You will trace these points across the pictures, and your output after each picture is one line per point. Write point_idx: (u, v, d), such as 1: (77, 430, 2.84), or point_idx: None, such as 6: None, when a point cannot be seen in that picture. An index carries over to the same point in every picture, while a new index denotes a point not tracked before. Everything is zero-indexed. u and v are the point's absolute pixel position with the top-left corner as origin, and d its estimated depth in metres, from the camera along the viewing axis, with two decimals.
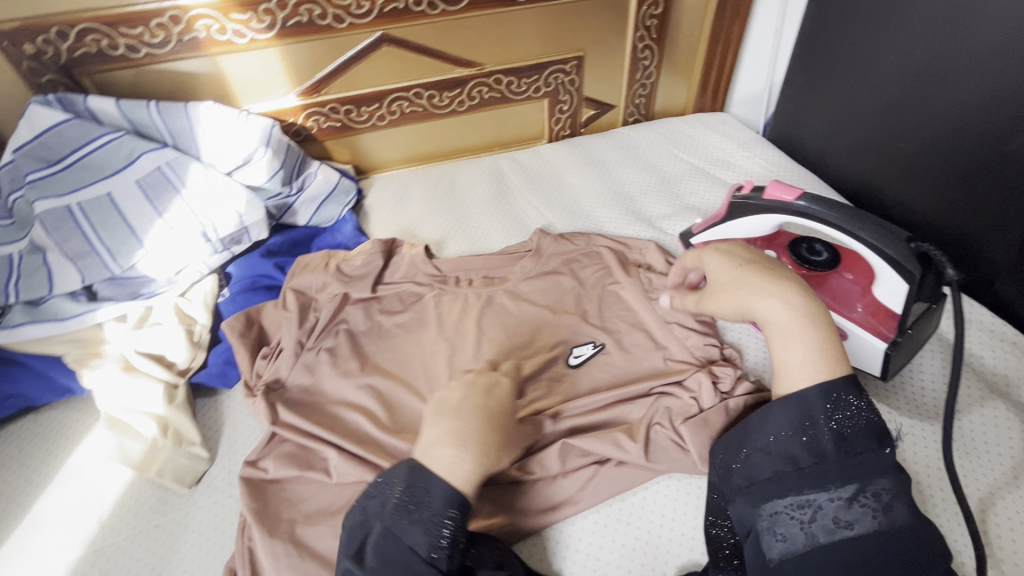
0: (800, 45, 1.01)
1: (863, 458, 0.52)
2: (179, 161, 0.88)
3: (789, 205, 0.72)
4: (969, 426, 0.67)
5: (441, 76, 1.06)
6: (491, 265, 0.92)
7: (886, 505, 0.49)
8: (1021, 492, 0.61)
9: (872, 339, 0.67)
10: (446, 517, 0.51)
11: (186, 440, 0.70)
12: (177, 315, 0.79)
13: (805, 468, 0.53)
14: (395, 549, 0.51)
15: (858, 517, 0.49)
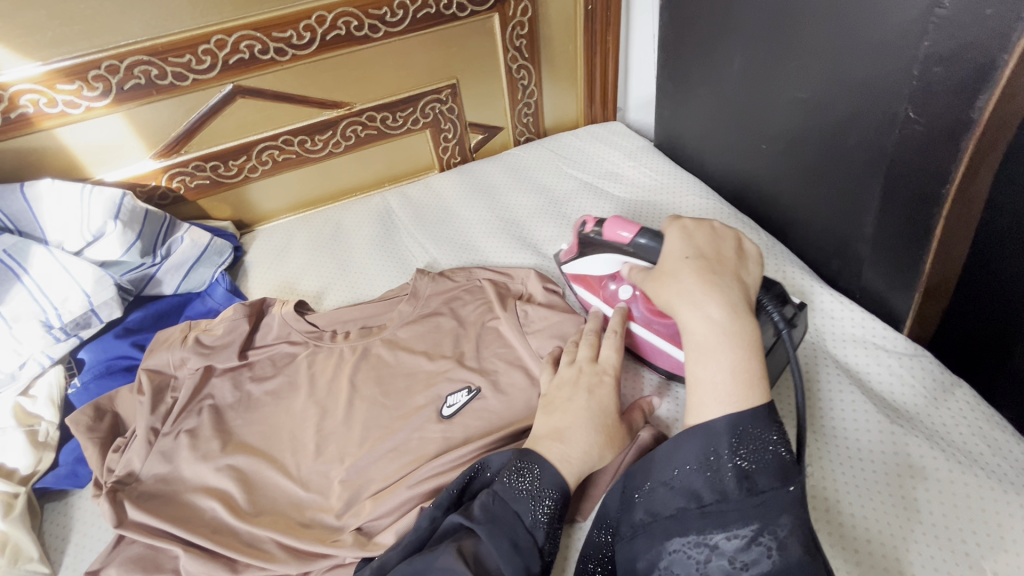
0: (663, 52, 1.00)
1: (766, 495, 0.47)
2: (18, 247, 0.83)
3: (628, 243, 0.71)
4: (837, 428, 0.66)
5: (307, 120, 1.03)
6: (368, 313, 0.87)
7: (780, 544, 0.45)
8: (885, 495, 0.60)
9: None
10: (555, 491, 0.55)
11: (24, 557, 0.64)
12: (16, 417, 0.73)
13: (703, 504, 0.49)
14: (502, 511, 0.54)
15: (758, 557, 0.45)
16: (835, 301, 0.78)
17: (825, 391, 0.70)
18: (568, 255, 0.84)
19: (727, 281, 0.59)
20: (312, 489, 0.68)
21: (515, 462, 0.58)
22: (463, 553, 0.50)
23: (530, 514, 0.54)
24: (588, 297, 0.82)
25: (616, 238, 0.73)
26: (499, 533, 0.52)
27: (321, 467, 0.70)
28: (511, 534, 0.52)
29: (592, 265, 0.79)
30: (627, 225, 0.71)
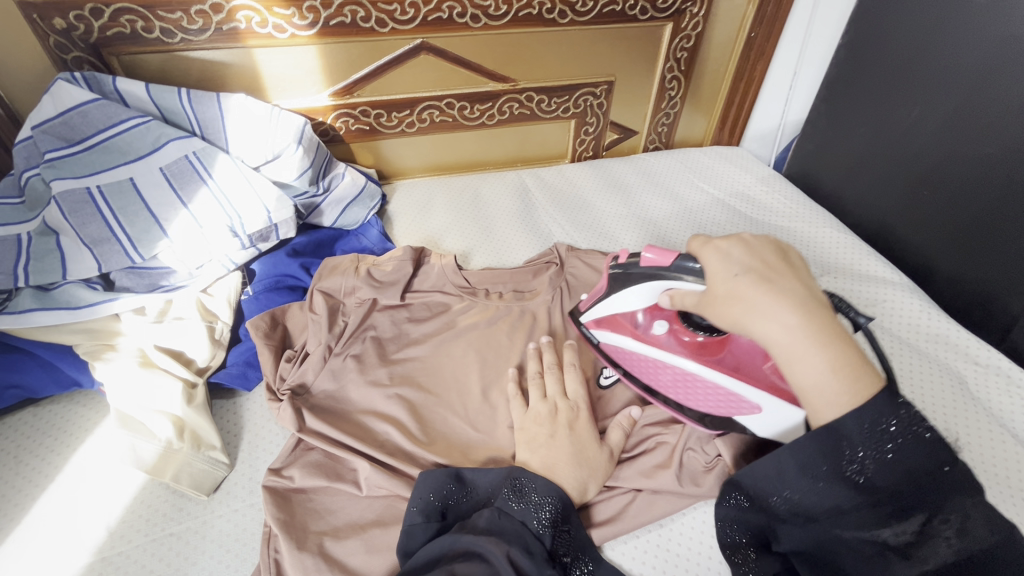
0: (827, 88, 1.06)
1: (923, 482, 0.48)
2: (206, 152, 0.85)
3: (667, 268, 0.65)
4: (936, 418, 0.75)
5: (475, 88, 1.07)
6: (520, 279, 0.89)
7: (956, 529, 0.46)
8: (978, 474, 0.69)
9: (783, 413, 0.60)
10: (555, 498, 0.58)
11: (205, 444, 0.66)
12: (200, 311, 0.76)
13: (856, 505, 0.48)
14: (508, 522, 0.56)
15: (929, 551, 0.46)
16: (981, 350, 0.83)
17: (973, 426, 0.74)
18: (592, 300, 0.78)
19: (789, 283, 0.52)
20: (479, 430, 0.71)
21: (512, 483, 0.59)
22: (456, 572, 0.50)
23: (536, 523, 0.56)
24: (613, 340, 0.75)
25: (657, 265, 0.67)
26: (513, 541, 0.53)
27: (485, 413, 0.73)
28: (522, 537, 0.55)
29: (628, 299, 0.73)
30: (667, 252, 0.66)
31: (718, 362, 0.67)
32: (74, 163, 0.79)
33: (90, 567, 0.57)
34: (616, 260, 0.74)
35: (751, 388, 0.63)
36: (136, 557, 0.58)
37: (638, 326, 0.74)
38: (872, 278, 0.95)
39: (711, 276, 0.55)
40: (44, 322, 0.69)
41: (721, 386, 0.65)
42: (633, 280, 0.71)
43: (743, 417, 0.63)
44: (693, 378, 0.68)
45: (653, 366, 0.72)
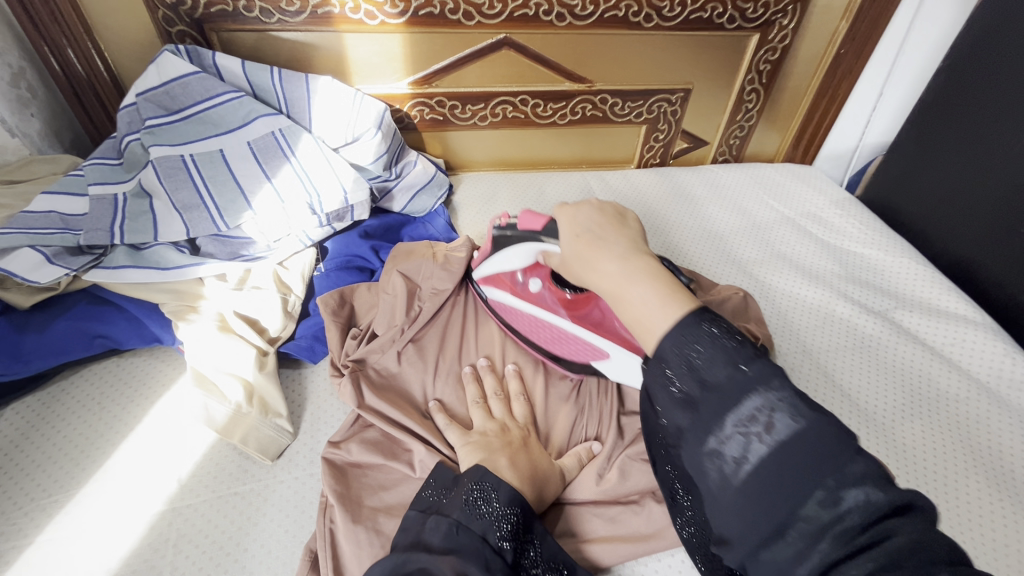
0: (918, 112, 1.01)
1: (722, 387, 0.41)
2: (291, 130, 0.88)
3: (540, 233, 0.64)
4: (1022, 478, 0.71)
5: (551, 86, 1.07)
6: None
7: (767, 424, 0.39)
8: None
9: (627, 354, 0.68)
10: (517, 508, 0.54)
11: (272, 411, 0.69)
12: (276, 283, 0.78)
13: (691, 422, 0.42)
14: (467, 537, 0.51)
15: (752, 450, 0.39)
16: None
17: None
18: (480, 257, 0.77)
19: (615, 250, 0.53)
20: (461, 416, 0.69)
21: (474, 487, 0.55)
22: None
23: (497, 537, 0.51)
24: (497, 296, 0.78)
25: (531, 229, 0.66)
26: (472, 557, 0.49)
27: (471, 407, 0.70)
28: (481, 552, 0.50)
29: (507, 262, 0.73)
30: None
31: (581, 317, 0.72)
32: (171, 132, 0.84)
33: (160, 515, 0.60)
34: (498, 221, 0.72)
35: (607, 340, 0.69)
36: (202, 511, 0.61)
37: (517, 287, 0.75)
38: (953, 316, 0.90)
39: (567, 238, 0.58)
40: (134, 279, 0.74)
41: (574, 337, 0.72)
42: (509, 242, 0.70)
43: (598, 363, 0.71)
44: (564, 335, 0.73)
45: (538, 325, 0.75)
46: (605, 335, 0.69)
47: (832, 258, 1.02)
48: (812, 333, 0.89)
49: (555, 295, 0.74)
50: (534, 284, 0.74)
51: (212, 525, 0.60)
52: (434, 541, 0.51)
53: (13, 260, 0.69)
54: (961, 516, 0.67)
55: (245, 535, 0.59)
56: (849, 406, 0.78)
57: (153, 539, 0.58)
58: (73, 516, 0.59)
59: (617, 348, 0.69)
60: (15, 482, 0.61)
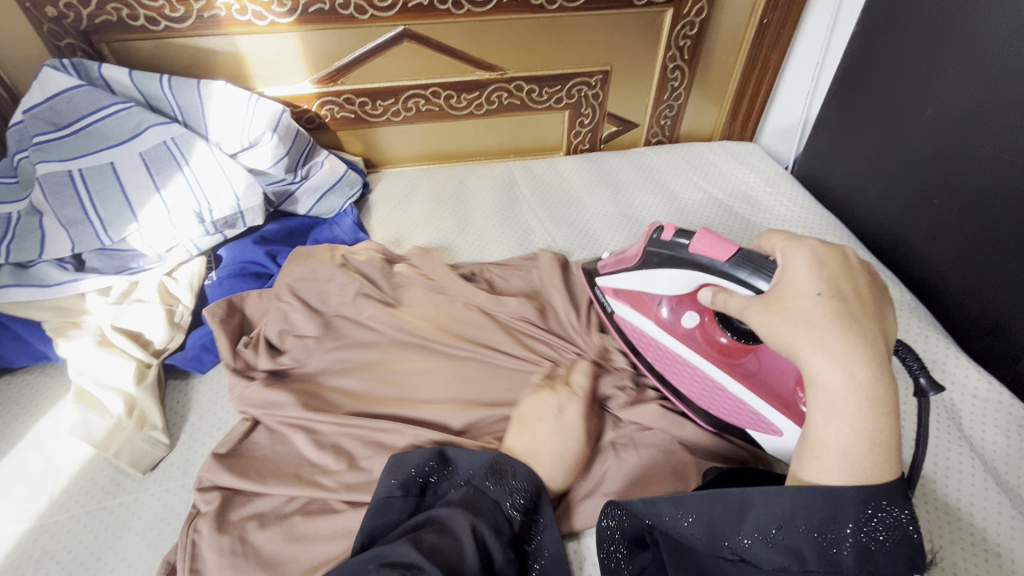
0: (840, 81, 0.97)
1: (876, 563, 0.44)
2: (184, 138, 0.87)
3: (717, 264, 0.58)
4: (933, 468, 0.67)
5: (460, 76, 1.04)
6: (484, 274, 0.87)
7: None
8: (961, 537, 0.61)
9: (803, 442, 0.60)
10: (531, 486, 0.57)
11: (149, 423, 0.69)
12: (160, 294, 0.78)
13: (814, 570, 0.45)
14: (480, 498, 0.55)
15: None
16: (983, 382, 0.74)
17: (959, 470, 0.67)
18: (617, 265, 0.71)
19: (869, 330, 0.45)
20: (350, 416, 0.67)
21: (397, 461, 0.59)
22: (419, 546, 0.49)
23: (506, 503, 0.55)
24: (633, 316, 0.72)
25: (709, 254, 0.59)
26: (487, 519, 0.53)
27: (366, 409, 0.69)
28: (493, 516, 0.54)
29: (658, 283, 0.67)
30: (723, 244, 0.58)
31: (736, 367, 0.65)
32: (60, 146, 0.83)
33: (27, 533, 0.61)
34: (659, 231, 0.65)
35: (773, 409, 0.60)
36: (69, 527, 0.61)
37: (665, 321, 0.69)
38: None
39: (786, 282, 0.50)
40: (17, 297, 0.74)
41: (727, 391, 0.64)
42: (665, 262, 0.64)
43: (759, 433, 0.63)
44: (709, 381, 0.66)
45: (672, 359, 0.69)
46: (767, 399, 0.61)
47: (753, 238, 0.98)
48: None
49: (712, 333, 0.67)
50: (687, 311, 0.68)
51: (78, 539, 0.60)
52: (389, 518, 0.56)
53: None
54: None
55: (107, 549, 0.60)
56: None
57: (17, 556, 0.59)
58: None
59: (784, 423, 0.60)
60: None
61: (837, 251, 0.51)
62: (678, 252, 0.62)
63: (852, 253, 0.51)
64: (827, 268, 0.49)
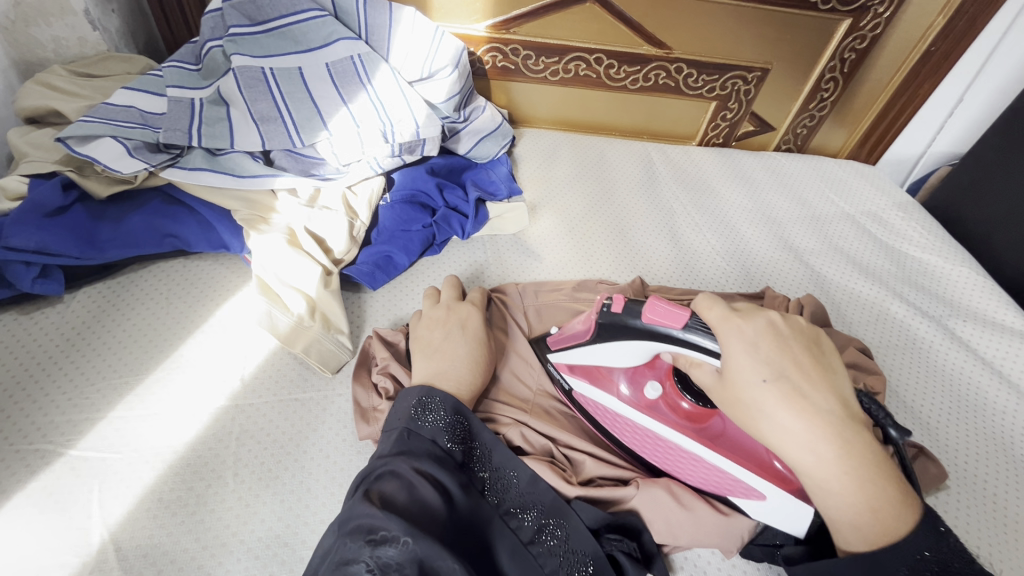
0: (1005, 122, 0.99)
1: None
2: (369, 57, 0.86)
3: (675, 333, 0.54)
4: None
5: (629, 48, 1.05)
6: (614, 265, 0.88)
7: None
8: None
9: (788, 499, 0.53)
10: (452, 410, 0.57)
11: (334, 327, 0.70)
12: (344, 206, 0.79)
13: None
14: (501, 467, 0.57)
15: None
16: None
17: None
18: (564, 342, 0.65)
19: (820, 401, 0.47)
20: (432, 365, 0.62)
21: (417, 403, 0.57)
22: (422, 471, 0.51)
23: (446, 441, 0.54)
24: (594, 396, 0.65)
25: (666, 322, 0.55)
26: (422, 456, 0.52)
27: (439, 352, 0.64)
28: (431, 453, 0.53)
29: (615, 356, 0.62)
30: (679, 311, 0.54)
31: (705, 433, 0.59)
32: (253, 42, 0.83)
33: (224, 411, 0.62)
34: (609, 303, 0.60)
35: (748, 472, 0.55)
36: (263, 412, 0.62)
37: (626, 396, 0.63)
38: (1005, 329, 0.89)
39: (733, 368, 0.49)
40: (209, 182, 0.75)
41: (700, 459, 0.58)
42: (619, 334, 0.59)
43: (741, 499, 0.56)
44: (680, 451, 0.60)
45: (644, 434, 0.62)
46: (743, 463, 0.55)
47: (887, 258, 1.00)
48: (854, 318, 0.89)
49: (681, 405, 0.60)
50: (647, 384, 0.62)
51: (275, 425, 0.61)
52: (385, 450, 0.53)
53: (97, 148, 0.70)
54: (987, 513, 0.68)
55: (305, 438, 0.61)
56: (892, 398, 0.78)
57: (217, 430, 0.60)
58: (142, 400, 0.61)
59: (765, 483, 0.54)
60: (89, 362, 0.64)
61: (766, 324, 0.50)
62: (631, 325, 0.58)
63: (779, 318, 0.51)
64: (765, 349, 0.49)
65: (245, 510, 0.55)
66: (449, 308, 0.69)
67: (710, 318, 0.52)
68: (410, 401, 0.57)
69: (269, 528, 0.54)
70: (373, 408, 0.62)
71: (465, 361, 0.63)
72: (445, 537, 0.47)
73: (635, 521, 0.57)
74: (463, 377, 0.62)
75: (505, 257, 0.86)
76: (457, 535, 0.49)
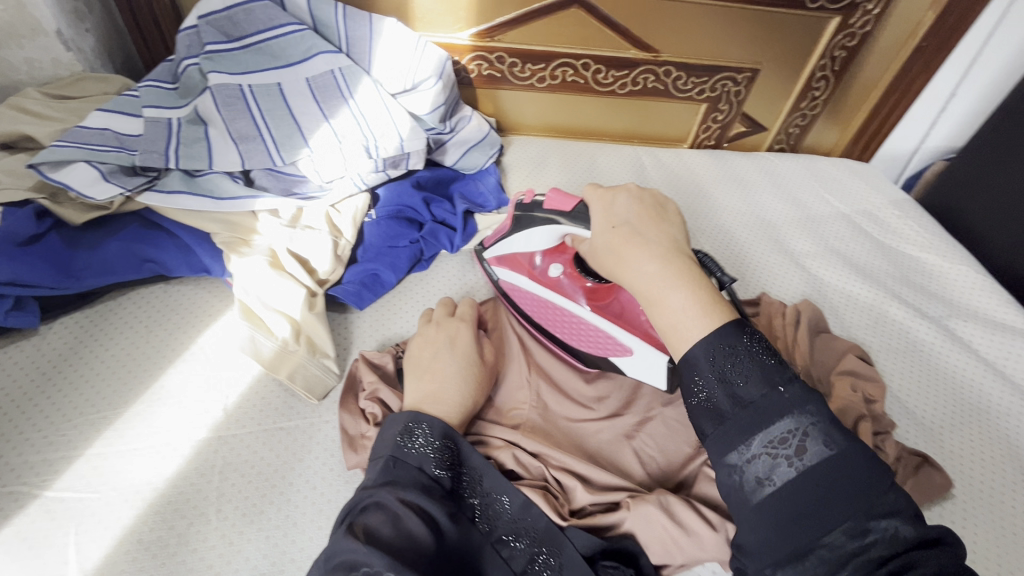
0: (1000, 116, 0.98)
1: None
2: (351, 71, 0.85)
3: (566, 214, 0.63)
4: None
5: (616, 52, 1.03)
6: None
7: (798, 448, 0.42)
8: None
9: (652, 351, 0.63)
10: (442, 435, 0.54)
11: (319, 351, 0.68)
12: (328, 225, 0.77)
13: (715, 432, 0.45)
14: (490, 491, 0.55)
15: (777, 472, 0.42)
16: None
17: None
18: (493, 236, 0.76)
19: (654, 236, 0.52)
20: (422, 386, 0.60)
21: (405, 427, 0.54)
22: (408, 501, 0.48)
23: (435, 468, 0.52)
24: (511, 278, 0.74)
25: (558, 209, 0.64)
26: (409, 484, 0.49)
27: (429, 371, 0.62)
28: (418, 481, 0.51)
29: (525, 240, 0.70)
30: (569, 198, 0.63)
31: (600, 307, 0.69)
32: (231, 59, 0.81)
33: (206, 443, 0.60)
34: (522, 200, 0.70)
35: (625, 333, 0.65)
36: (247, 443, 0.60)
37: (537, 275, 0.72)
38: (1007, 328, 0.88)
39: (599, 225, 0.56)
40: (188, 206, 0.73)
41: (592, 326, 0.68)
42: (531, 222, 0.68)
43: (618, 359, 0.66)
44: (579, 322, 0.69)
45: (553, 311, 0.71)
46: (628, 329, 0.66)
47: (884, 257, 0.98)
48: (853, 321, 0.87)
49: (575, 281, 0.70)
50: (552, 265, 0.71)
51: (259, 457, 0.59)
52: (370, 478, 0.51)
53: (70, 173, 0.68)
54: (996, 524, 0.66)
55: (290, 470, 0.59)
56: (893, 403, 0.76)
57: (199, 464, 0.58)
58: (120, 434, 0.59)
59: (640, 344, 0.64)
60: (65, 396, 0.62)
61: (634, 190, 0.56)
62: (534, 214, 0.67)
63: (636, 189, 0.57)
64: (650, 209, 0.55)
65: (229, 549, 0.53)
66: (439, 324, 0.67)
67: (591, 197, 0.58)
68: (396, 428, 0.55)
69: (254, 567, 0.52)
70: (362, 435, 0.60)
71: (456, 381, 0.60)
72: (433, 571, 0.45)
73: (631, 544, 0.55)
74: (454, 398, 0.59)
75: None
76: (445, 567, 0.46)
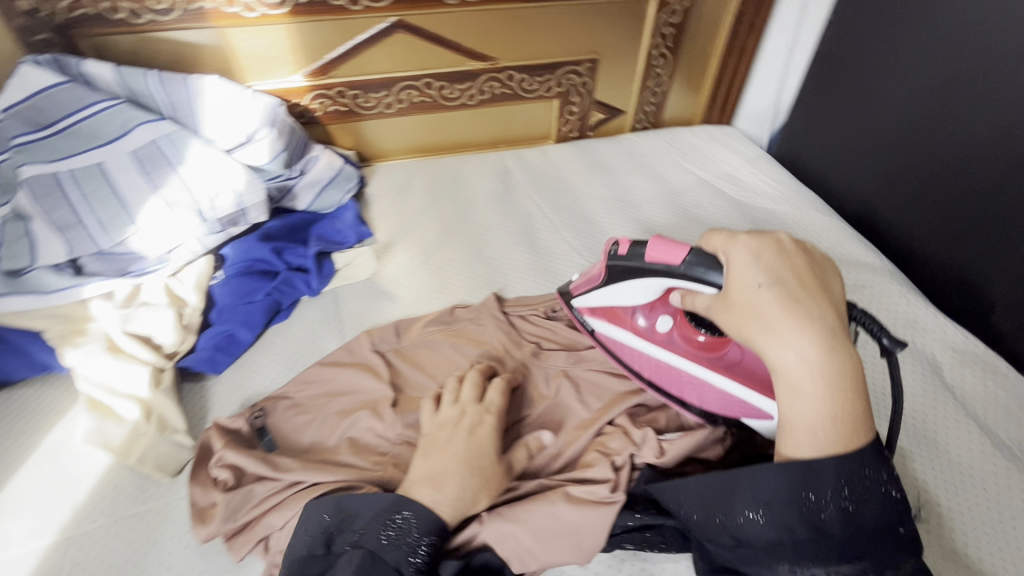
0: (819, 66, 1.06)
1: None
2: (178, 135, 0.85)
3: (676, 269, 0.60)
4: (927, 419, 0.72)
5: (453, 67, 1.05)
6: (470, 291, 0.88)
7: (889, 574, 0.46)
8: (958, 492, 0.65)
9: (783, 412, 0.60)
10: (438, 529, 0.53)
11: (170, 427, 0.68)
12: (167, 296, 0.76)
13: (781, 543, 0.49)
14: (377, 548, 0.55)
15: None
16: (960, 337, 0.81)
17: (946, 416, 0.72)
18: (586, 285, 0.71)
19: (813, 305, 0.50)
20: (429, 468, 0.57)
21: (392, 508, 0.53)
22: None
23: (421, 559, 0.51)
24: (611, 332, 0.71)
25: (666, 261, 0.60)
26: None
27: (443, 451, 0.59)
28: None
29: (623, 294, 0.68)
30: (677, 247, 0.60)
31: (719, 360, 0.66)
32: (42, 147, 0.79)
33: (53, 547, 0.59)
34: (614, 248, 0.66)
35: (759, 396, 0.62)
36: (96, 537, 0.59)
37: (642, 329, 0.70)
38: (852, 261, 0.93)
39: (735, 280, 0.54)
40: (14, 306, 0.71)
41: (713, 386, 0.65)
42: (640, 275, 0.64)
43: (754, 422, 0.63)
44: (697, 380, 0.66)
45: (663, 368, 0.69)
46: (753, 385, 0.63)
47: (740, 215, 1.03)
48: None
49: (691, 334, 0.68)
50: (662, 317, 0.70)
51: (110, 550, 0.58)
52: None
53: None
54: None
55: (143, 556, 0.58)
56: None
57: (45, 570, 0.57)
58: None
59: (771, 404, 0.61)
60: None
61: (772, 241, 0.55)
62: (639, 265, 0.63)
63: (788, 239, 0.56)
64: (765, 259, 0.53)
65: None
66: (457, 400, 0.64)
67: (715, 243, 0.58)
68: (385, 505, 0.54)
69: None
70: (211, 505, 0.60)
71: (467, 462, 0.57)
72: None
73: (491, 558, 0.56)
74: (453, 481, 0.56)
75: (359, 306, 0.85)
76: None
